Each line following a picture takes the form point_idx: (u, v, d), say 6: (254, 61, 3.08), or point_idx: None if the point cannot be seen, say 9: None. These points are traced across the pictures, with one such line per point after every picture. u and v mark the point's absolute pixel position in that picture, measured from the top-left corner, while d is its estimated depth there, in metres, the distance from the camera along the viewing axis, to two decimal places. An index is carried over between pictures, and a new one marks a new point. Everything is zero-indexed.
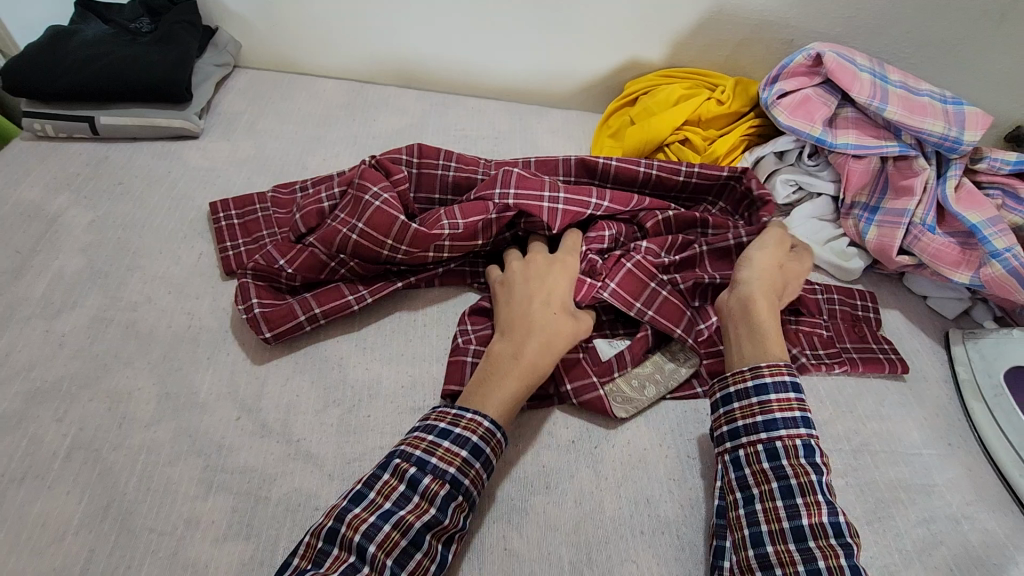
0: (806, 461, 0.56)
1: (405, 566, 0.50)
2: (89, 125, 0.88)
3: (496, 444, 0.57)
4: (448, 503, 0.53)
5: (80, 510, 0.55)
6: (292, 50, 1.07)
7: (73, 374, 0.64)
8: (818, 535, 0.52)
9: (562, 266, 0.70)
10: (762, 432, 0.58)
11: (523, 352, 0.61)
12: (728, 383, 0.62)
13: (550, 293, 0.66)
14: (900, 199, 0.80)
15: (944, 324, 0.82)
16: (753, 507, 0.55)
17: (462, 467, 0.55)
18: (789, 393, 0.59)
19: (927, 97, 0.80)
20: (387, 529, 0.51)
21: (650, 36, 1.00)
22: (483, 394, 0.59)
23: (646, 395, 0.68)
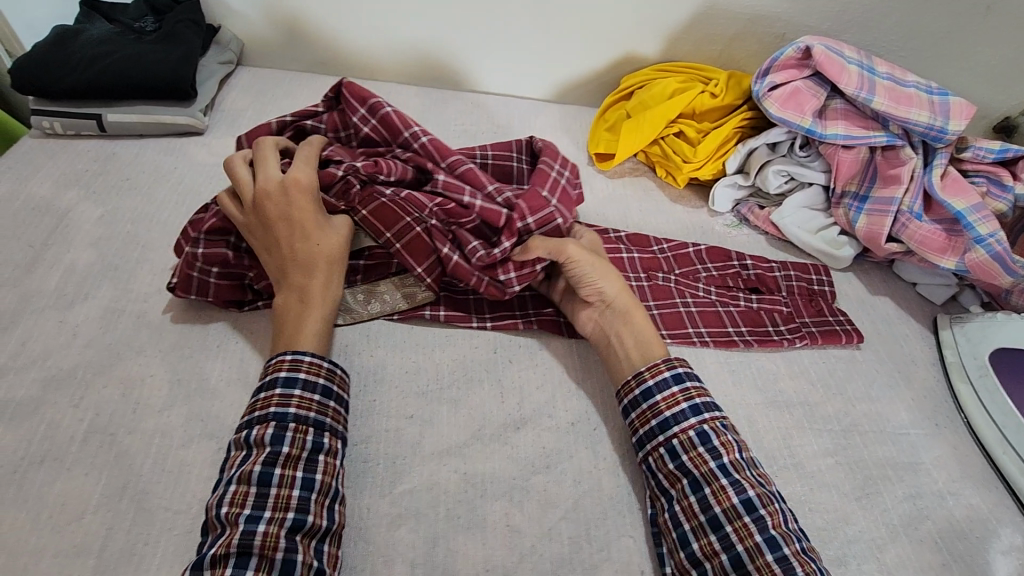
0: (704, 449, 0.59)
1: (266, 506, 0.53)
2: (97, 122, 0.90)
3: (311, 366, 0.61)
4: (281, 435, 0.57)
5: (98, 490, 0.57)
6: (293, 48, 1.09)
7: (87, 361, 0.66)
8: (732, 519, 0.55)
9: (296, 186, 0.69)
10: (660, 434, 0.61)
11: (309, 292, 0.66)
12: (622, 397, 0.64)
13: (299, 223, 0.67)
14: (888, 188, 0.82)
15: (933, 309, 0.84)
16: (675, 509, 0.58)
17: (279, 402, 0.58)
18: (671, 387, 0.62)
19: (913, 87, 0.82)
20: (234, 487, 0.54)
21: (644, 31, 1.02)
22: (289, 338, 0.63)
23: (368, 309, 0.73)
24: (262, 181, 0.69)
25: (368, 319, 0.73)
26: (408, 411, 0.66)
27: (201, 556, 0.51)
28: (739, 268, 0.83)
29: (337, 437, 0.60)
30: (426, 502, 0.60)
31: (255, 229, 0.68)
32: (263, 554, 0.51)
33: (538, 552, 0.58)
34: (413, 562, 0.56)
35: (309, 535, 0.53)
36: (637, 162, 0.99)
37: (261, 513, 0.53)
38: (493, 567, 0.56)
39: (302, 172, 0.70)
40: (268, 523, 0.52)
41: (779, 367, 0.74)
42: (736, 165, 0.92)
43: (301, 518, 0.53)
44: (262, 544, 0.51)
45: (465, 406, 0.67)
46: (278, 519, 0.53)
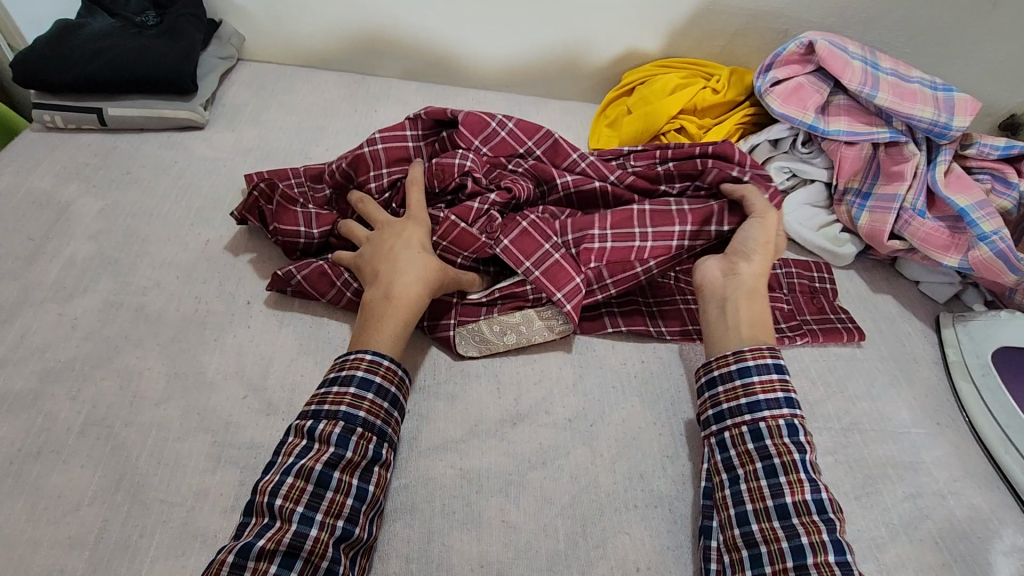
0: (789, 440, 0.59)
1: (318, 509, 0.54)
2: (98, 116, 0.90)
3: (387, 372, 0.62)
4: (346, 437, 0.57)
5: (94, 482, 0.57)
6: (294, 42, 1.09)
7: (85, 354, 0.66)
8: (801, 512, 0.55)
9: (415, 219, 0.73)
10: (746, 413, 0.61)
11: (394, 290, 0.66)
12: (711, 366, 0.64)
13: (405, 235, 0.71)
14: (890, 184, 0.81)
15: (935, 308, 0.83)
16: (738, 488, 0.58)
17: (352, 402, 0.58)
18: (771, 374, 0.62)
19: (917, 84, 0.81)
20: (290, 480, 0.54)
21: (647, 26, 1.01)
22: (366, 337, 0.64)
23: (502, 339, 0.71)
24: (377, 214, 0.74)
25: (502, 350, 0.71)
26: (405, 406, 0.66)
27: (248, 541, 0.51)
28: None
29: (393, 447, 0.60)
30: (421, 497, 0.60)
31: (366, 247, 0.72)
32: (309, 559, 0.51)
33: (534, 548, 0.57)
34: (408, 557, 0.56)
35: (353, 543, 0.54)
36: None
37: (313, 516, 0.53)
38: (489, 563, 0.56)
39: (412, 203, 0.74)
40: (320, 529, 0.53)
41: None
42: None
43: (349, 528, 0.53)
44: (312, 548, 0.52)
45: (463, 403, 0.67)
46: (328, 525, 0.53)
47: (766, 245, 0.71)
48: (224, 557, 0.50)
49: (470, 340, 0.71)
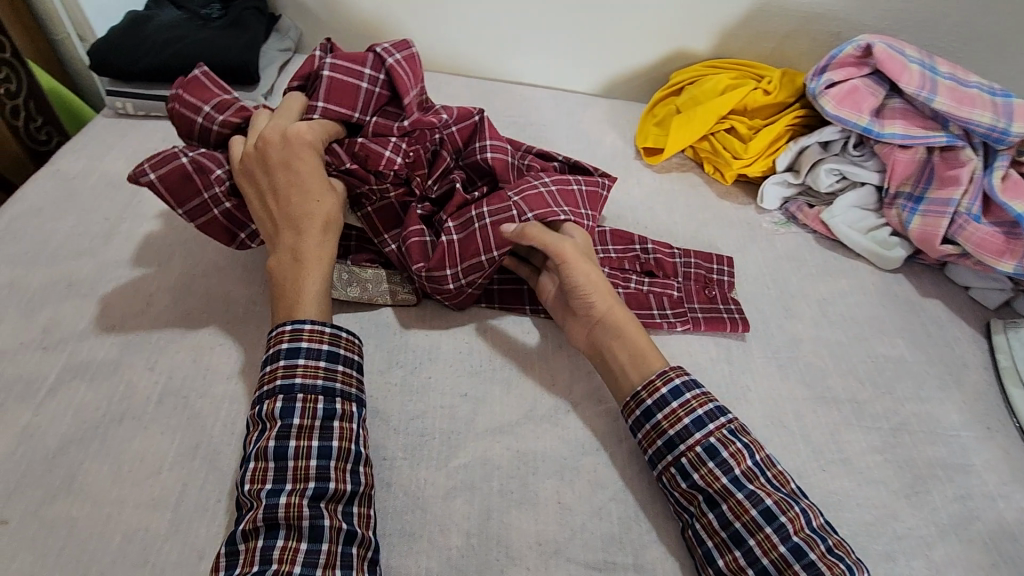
0: (714, 464, 0.58)
1: (287, 479, 0.55)
2: (166, 104, 0.94)
3: (313, 332, 0.61)
4: (290, 406, 0.57)
5: (174, 448, 0.60)
6: (349, 37, 1.12)
7: (161, 328, 0.70)
8: (753, 532, 0.55)
9: (302, 138, 0.70)
10: (668, 454, 0.60)
11: (304, 253, 0.66)
12: (625, 417, 0.64)
13: (303, 181, 0.68)
14: (945, 189, 0.81)
15: (985, 314, 0.83)
16: (719, 509, 0.57)
17: (284, 374, 0.59)
18: (670, 404, 0.61)
19: (976, 88, 0.81)
20: (254, 464, 0.56)
21: (697, 28, 1.02)
22: (290, 308, 0.63)
23: (356, 289, 0.74)
24: (267, 140, 0.69)
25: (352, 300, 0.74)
26: (463, 390, 0.68)
27: (233, 528, 0.53)
28: (640, 252, 0.81)
29: (349, 400, 0.61)
30: (479, 476, 0.62)
31: (257, 183, 0.68)
32: (289, 524, 0.53)
33: (588, 530, 0.59)
34: (467, 532, 0.58)
35: (335, 501, 0.55)
36: (684, 157, 1.00)
37: (281, 487, 0.54)
38: (544, 542, 0.58)
39: (315, 130, 0.72)
40: (289, 495, 0.54)
41: (827, 364, 0.75)
42: (786, 162, 0.92)
43: (323, 486, 0.55)
44: (286, 515, 0.53)
45: (517, 388, 0.69)
46: (299, 490, 0.55)
47: (596, 276, 0.69)
48: (219, 553, 0.52)
49: (347, 281, 0.74)
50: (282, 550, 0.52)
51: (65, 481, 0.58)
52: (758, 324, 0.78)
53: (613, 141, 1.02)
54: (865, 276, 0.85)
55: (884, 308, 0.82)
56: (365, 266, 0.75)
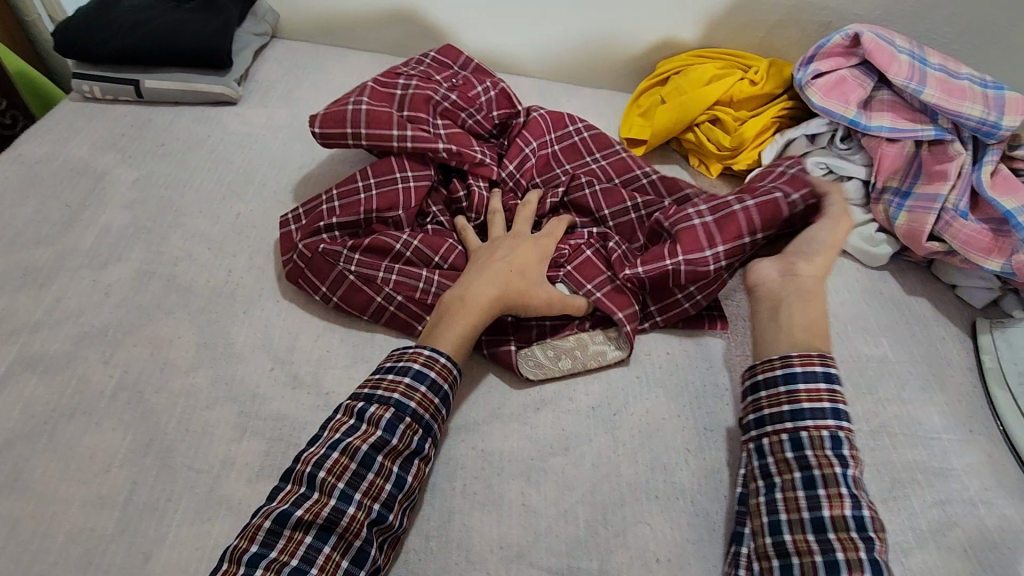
0: (832, 453, 0.55)
1: (358, 488, 0.53)
2: (134, 88, 0.91)
3: (444, 368, 0.60)
4: (395, 424, 0.56)
5: (125, 445, 0.58)
6: (328, 21, 1.08)
7: (118, 321, 0.67)
8: (838, 527, 0.52)
9: (535, 241, 0.72)
10: (789, 421, 0.58)
11: (469, 295, 0.65)
12: (757, 370, 0.61)
13: (513, 258, 0.69)
14: (932, 184, 0.79)
15: (971, 314, 0.81)
16: (815, 492, 0.54)
17: (404, 392, 0.58)
18: (819, 382, 0.58)
19: (966, 80, 0.78)
20: (335, 455, 0.54)
21: (684, 15, 0.99)
22: (435, 335, 0.63)
23: (559, 365, 0.68)
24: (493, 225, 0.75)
25: (559, 377, 0.68)
26: None
27: (285, 509, 0.51)
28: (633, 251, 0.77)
29: (434, 444, 0.59)
30: (442, 477, 0.60)
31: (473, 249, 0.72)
32: (343, 535, 0.51)
33: (554, 533, 0.57)
34: (428, 534, 0.56)
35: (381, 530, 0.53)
36: (668, 150, 0.97)
37: (353, 494, 0.53)
38: (508, 546, 0.56)
39: (524, 225, 0.75)
40: (357, 507, 0.52)
41: None
42: (772, 155, 0.89)
43: (383, 513, 0.53)
44: (345, 526, 0.51)
45: (486, 386, 0.67)
46: (365, 506, 0.53)
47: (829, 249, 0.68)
48: (261, 521, 0.50)
49: (525, 361, 0.68)
50: (325, 559, 0.50)
51: (12, 479, 0.56)
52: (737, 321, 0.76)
53: None
54: (849, 274, 0.83)
55: (867, 306, 0.80)
56: (564, 335, 0.70)
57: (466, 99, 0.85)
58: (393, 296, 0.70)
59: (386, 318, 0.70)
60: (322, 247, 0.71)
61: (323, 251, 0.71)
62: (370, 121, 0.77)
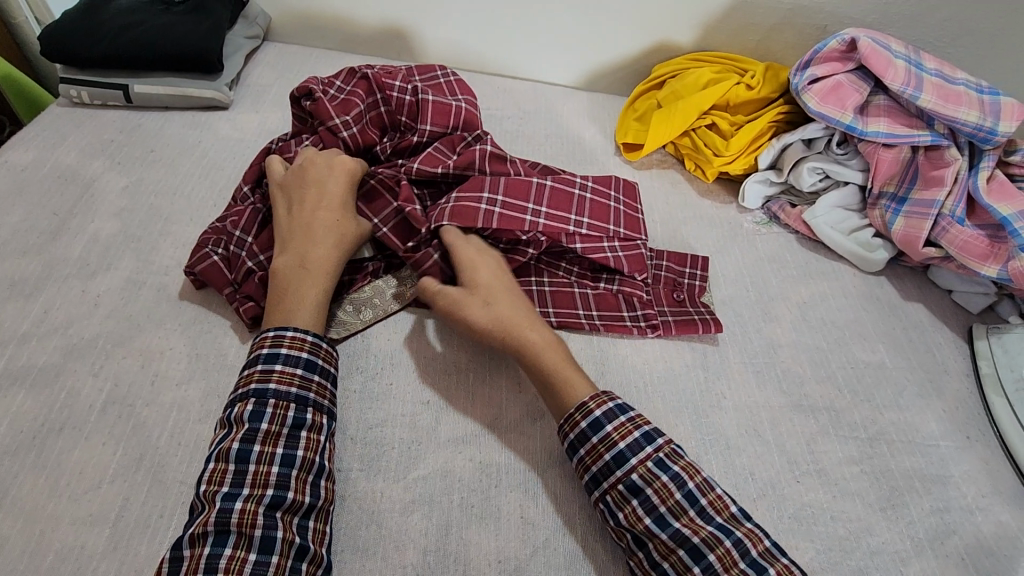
0: (638, 505, 0.55)
1: (244, 483, 0.53)
2: (123, 92, 0.90)
3: (294, 341, 0.60)
4: (260, 412, 0.56)
5: (115, 460, 0.57)
6: (319, 23, 1.07)
7: (108, 332, 0.66)
8: (681, 573, 0.52)
9: (341, 168, 0.73)
10: (594, 490, 0.57)
11: (310, 260, 0.66)
12: (566, 432, 0.59)
13: (328, 199, 0.70)
14: (929, 189, 0.79)
15: (967, 318, 0.81)
16: (646, 548, 0.54)
17: (257, 379, 0.57)
18: (591, 441, 0.58)
19: (962, 85, 0.78)
20: (212, 465, 0.54)
21: (680, 19, 0.99)
22: (288, 312, 0.63)
23: (362, 318, 0.70)
24: (309, 161, 0.73)
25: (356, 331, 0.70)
26: (426, 396, 0.65)
27: (181, 533, 0.51)
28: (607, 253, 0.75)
29: (320, 412, 0.59)
30: (440, 489, 0.59)
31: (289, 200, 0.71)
32: (241, 533, 0.50)
33: (551, 546, 0.57)
34: (425, 549, 0.56)
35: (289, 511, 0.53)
36: (665, 153, 0.97)
37: (239, 492, 0.52)
38: (506, 560, 0.56)
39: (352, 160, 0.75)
40: (245, 500, 0.52)
41: (805, 371, 0.73)
42: (769, 160, 0.89)
43: (280, 495, 0.53)
44: (237, 522, 0.51)
45: (483, 395, 0.66)
46: (255, 497, 0.52)
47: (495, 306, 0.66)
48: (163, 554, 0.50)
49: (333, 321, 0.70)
50: (229, 559, 0.49)
51: None
52: (734, 327, 0.76)
53: (592, 137, 0.98)
54: (847, 279, 0.83)
55: (866, 312, 0.80)
56: (360, 287, 0.72)
57: (378, 81, 0.80)
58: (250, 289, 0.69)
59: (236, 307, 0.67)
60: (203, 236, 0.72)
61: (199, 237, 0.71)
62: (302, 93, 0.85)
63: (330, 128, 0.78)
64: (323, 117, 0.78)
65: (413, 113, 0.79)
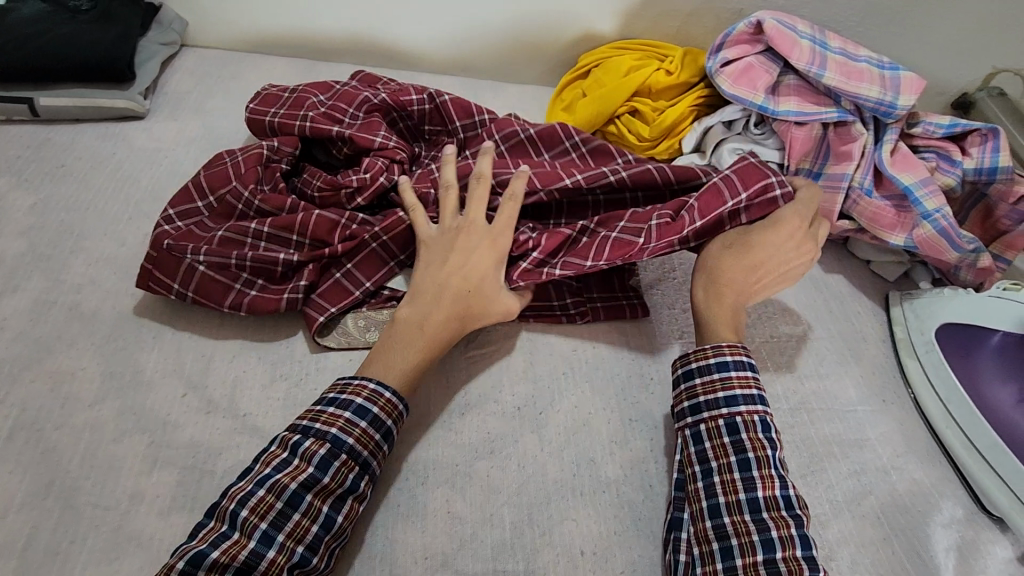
0: (764, 436, 0.59)
1: (282, 528, 0.52)
2: (29, 106, 0.86)
3: (387, 404, 0.58)
4: (329, 462, 0.54)
5: (23, 488, 0.55)
6: (239, 26, 1.04)
7: (13, 356, 0.64)
8: (771, 507, 0.55)
9: (494, 241, 0.67)
10: (723, 407, 0.60)
11: (427, 326, 0.63)
12: (726, 352, 0.62)
13: (468, 272, 0.65)
14: (839, 164, 0.81)
15: (884, 287, 0.84)
16: (750, 473, 0.57)
17: (343, 427, 0.56)
18: (748, 371, 0.62)
19: (865, 62, 0.80)
20: (261, 493, 0.52)
21: (602, 8, 1.00)
22: (378, 372, 0.61)
23: (364, 336, 0.69)
24: (468, 225, 0.68)
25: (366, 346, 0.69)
26: None
27: (202, 549, 0.49)
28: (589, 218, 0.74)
29: (372, 482, 0.57)
30: None
31: (431, 249, 0.67)
32: None
33: (479, 538, 0.57)
34: (350, 552, 0.55)
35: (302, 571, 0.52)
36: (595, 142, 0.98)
37: (275, 536, 0.51)
38: (433, 555, 0.56)
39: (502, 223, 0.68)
40: (277, 551, 0.51)
41: None
42: (692, 143, 0.90)
43: (306, 556, 0.51)
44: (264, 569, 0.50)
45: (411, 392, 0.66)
46: (287, 549, 0.51)
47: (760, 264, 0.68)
48: (172, 562, 0.48)
49: (333, 329, 0.69)
50: None
51: None
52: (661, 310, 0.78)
53: None
54: None
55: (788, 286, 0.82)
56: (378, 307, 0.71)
57: (395, 100, 0.83)
58: (249, 286, 0.70)
59: (246, 305, 0.68)
60: (167, 244, 0.69)
61: (170, 248, 0.69)
62: (294, 103, 0.83)
63: (380, 146, 0.78)
64: (361, 141, 0.78)
65: (438, 120, 0.84)
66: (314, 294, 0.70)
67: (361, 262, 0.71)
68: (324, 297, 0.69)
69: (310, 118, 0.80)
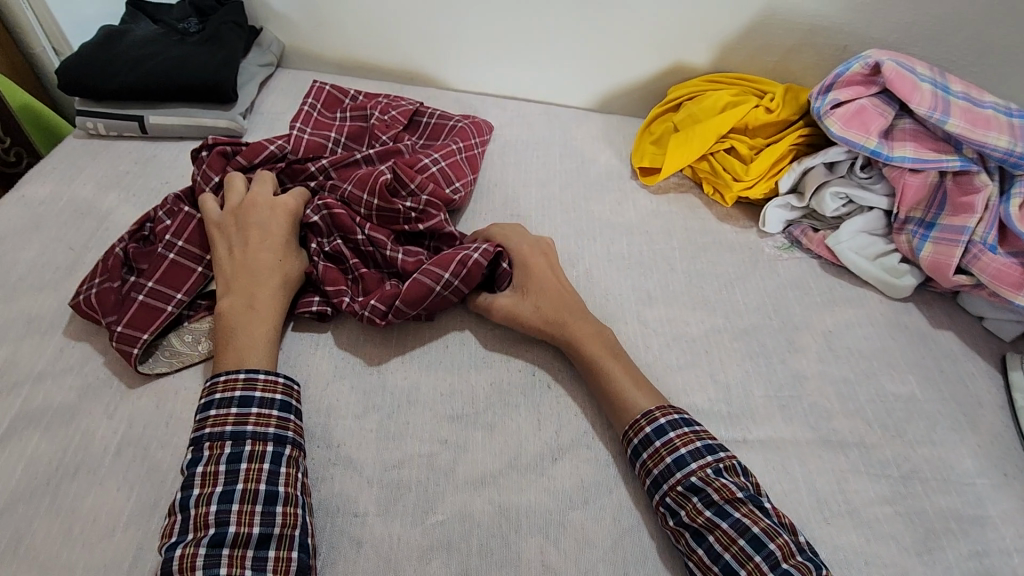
0: (698, 501, 0.56)
1: (187, 528, 0.52)
2: (139, 124, 0.90)
3: (226, 382, 0.59)
4: (197, 456, 0.56)
5: (129, 506, 0.56)
6: (334, 49, 1.07)
7: (123, 371, 0.66)
8: (744, 563, 0.52)
9: (279, 207, 0.73)
10: (654, 493, 0.59)
11: (257, 300, 0.66)
12: (630, 436, 0.62)
13: (270, 240, 0.70)
14: (958, 216, 0.76)
15: (1001, 347, 0.78)
16: (708, 542, 0.54)
17: (196, 427, 0.57)
18: (653, 443, 0.60)
19: (991, 109, 0.76)
20: (167, 519, 0.54)
21: (697, 40, 0.97)
22: (239, 353, 0.62)
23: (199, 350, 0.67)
24: (251, 200, 0.72)
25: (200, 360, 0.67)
26: (443, 436, 0.64)
27: None
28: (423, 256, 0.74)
29: (261, 440, 0.57)
30: (458, 534, 0.58)
31: (228, 231, 0.70)
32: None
33: None
34: None
35: (234, 547, 0.52)
36: (682, 177, 0.96)
37: (181, 539, 0.52)
38: None
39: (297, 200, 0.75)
40: (184, 545, 0.51)
41: (832, 403, 0.71)
42: (789, 184, 0.87)
43: (222, 531, 0.52)
44: (177, 567, 0.49)
45: (500, 432, 0.65)
46: (195, 539, 0.51)
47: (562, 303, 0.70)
48: None
49: (155, 354, 0.66)
50: None
51: (11, 545, 0.54)
52: (757, 358, 0.74)
53: (607, 161, 0.97)
54: (873, 306, 0.81)
55: (894, 340, 0.77)
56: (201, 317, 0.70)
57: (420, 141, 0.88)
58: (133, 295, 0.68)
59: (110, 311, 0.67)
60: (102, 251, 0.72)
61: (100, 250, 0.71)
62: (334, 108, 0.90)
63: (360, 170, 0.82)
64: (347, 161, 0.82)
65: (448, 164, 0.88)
66: (120, 324, 0.65)
67: (164, 278, 0.69)
68: (133, 324, 0.65)
69: (305, 109, 0.87)
